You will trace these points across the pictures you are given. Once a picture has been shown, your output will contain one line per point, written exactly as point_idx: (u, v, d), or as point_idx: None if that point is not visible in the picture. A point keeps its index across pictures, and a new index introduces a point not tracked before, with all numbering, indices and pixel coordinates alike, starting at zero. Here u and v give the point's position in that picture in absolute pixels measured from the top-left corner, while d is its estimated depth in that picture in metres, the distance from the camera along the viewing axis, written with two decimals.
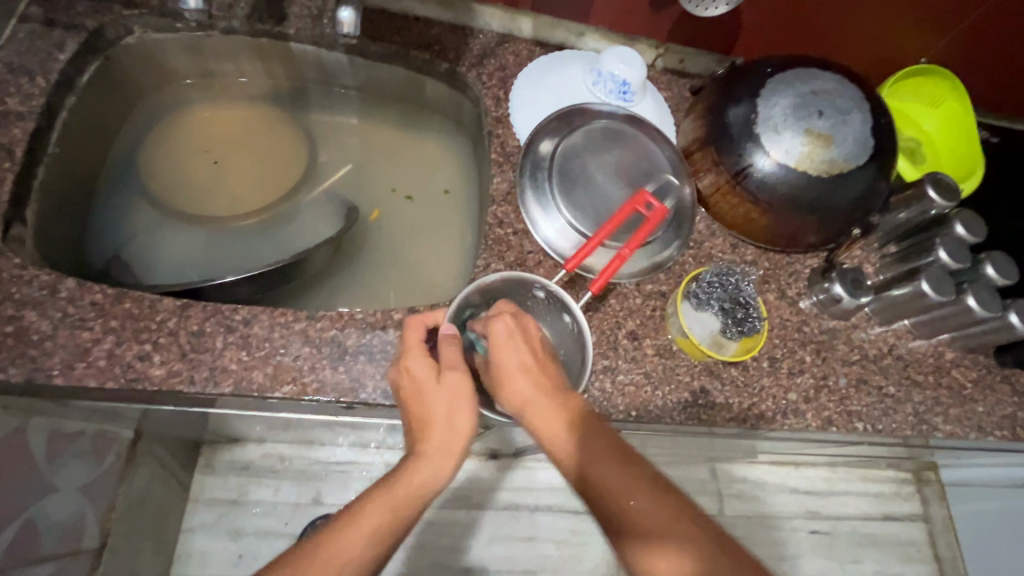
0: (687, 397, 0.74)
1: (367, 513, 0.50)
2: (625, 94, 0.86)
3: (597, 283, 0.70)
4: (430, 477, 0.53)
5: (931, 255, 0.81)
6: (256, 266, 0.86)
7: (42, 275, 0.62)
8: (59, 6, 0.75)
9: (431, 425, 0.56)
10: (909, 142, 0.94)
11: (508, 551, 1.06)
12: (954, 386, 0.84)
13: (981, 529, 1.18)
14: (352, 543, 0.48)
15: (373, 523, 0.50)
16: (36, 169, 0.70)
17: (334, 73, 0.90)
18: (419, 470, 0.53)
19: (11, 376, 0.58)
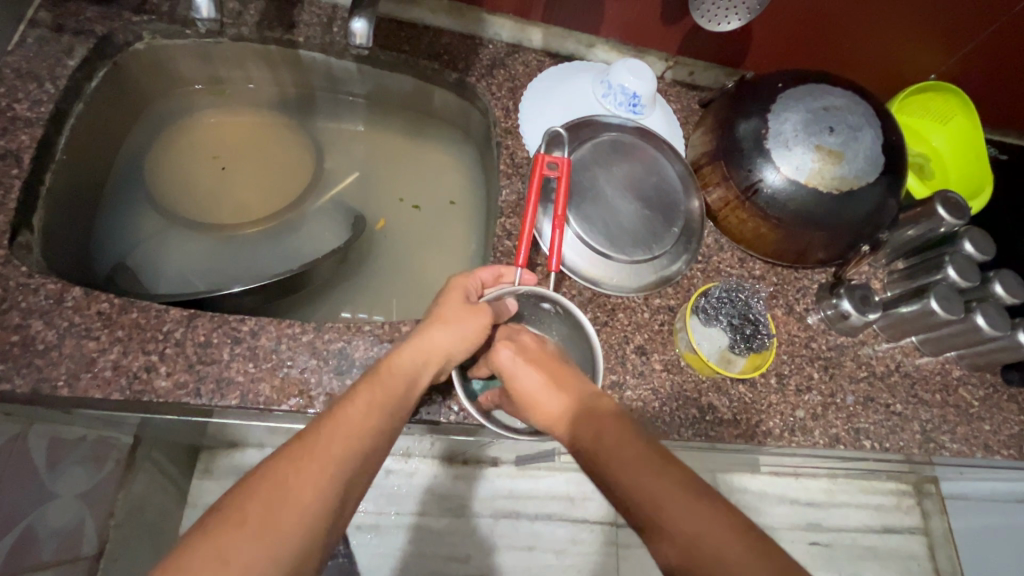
0: (694, 413, 0.74)
1: (360, 397, 0.52)
2: (635, 107, 0.86)
3: (556, 261, 0.72)
4: (411, 367, 0.58)
5: (941, 272, 0.81)
6: (262, 274, 0.86)
7: (48, 284, 0.62)
8: (69, 12, 0.74)
9: (439, 348, 0.60)
10: (917, 157, 0.94)
11: (508, 561, 1.05)
12: (961, 404, 0.84)
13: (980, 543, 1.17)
14: (351, 419, 0.49)
15: (367, 401, 0.52)
16: (44, 176, 0.70)
17: (343, 81, 0.90)
18: (400, 359, 0.58)
19: (15, 387, 0.58)
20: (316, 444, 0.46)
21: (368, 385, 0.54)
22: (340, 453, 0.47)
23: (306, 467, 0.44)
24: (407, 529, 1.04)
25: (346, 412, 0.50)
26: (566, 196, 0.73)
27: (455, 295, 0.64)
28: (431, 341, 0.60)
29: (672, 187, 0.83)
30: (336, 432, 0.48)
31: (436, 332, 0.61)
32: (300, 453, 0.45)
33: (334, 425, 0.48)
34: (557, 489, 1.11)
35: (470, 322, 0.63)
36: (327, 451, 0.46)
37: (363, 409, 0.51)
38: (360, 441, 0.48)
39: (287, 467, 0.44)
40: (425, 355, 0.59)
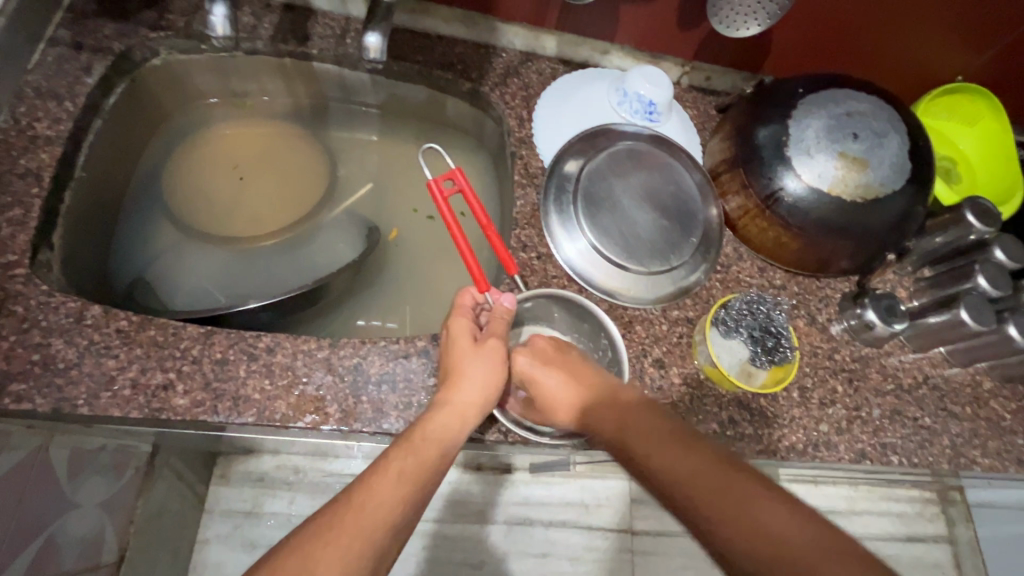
0: (715, 428, 0.73)
1: (392, 459, 0.54)
2: (651, 114, 0.84)
3: (508, 257, 0.73)
4: (442, 427, 0.58)
5: (971, 281, 0.79)
6: (278, 287, 0.85)
7: (68, 302, 0.62)
8: (87, 29, 0.75)
9: (470, 403, 0.61)
10: (943, 161, 0.93)
11: (523, 569, 1.05)
12: (992, 417, 0.81)
13: (1007, 553, 1.14)
14: (383, 491, 0.50)
15: (399, 465, 0.53)
16: (63, 194, 0.70)
17: (356, 92, 0.90)
18: (431, 420, 0.58)
19: (36, 406, 0.58)
20: (346, 519, 0.48)
21: (402, 451, 0.54)
22: (372, 526, 0.48)
23: (334, 539, 0.46)
24: (422, 535, 1.03)
25: (378, 481, 0.51)
26: (477, 202, 0.74)
27: (461, 333, 0.65)
28: (458, 397, 0.61)
29: (691, 197, 0.81)
30: (367, 501, 0.49)
31: (462, 383, 0.62)
32: (328, 525, 0.47)
33: (365, 497, 0.49)
34: (572, 496, 1.10)
35: (492, 369, 0.63)
36: (361, 523, 0.47)
37: (392, 479, 0.51)
38: (390, 511, 0.49)
39: (314, 539, 0.46)
40: (457, 415, 0.60)
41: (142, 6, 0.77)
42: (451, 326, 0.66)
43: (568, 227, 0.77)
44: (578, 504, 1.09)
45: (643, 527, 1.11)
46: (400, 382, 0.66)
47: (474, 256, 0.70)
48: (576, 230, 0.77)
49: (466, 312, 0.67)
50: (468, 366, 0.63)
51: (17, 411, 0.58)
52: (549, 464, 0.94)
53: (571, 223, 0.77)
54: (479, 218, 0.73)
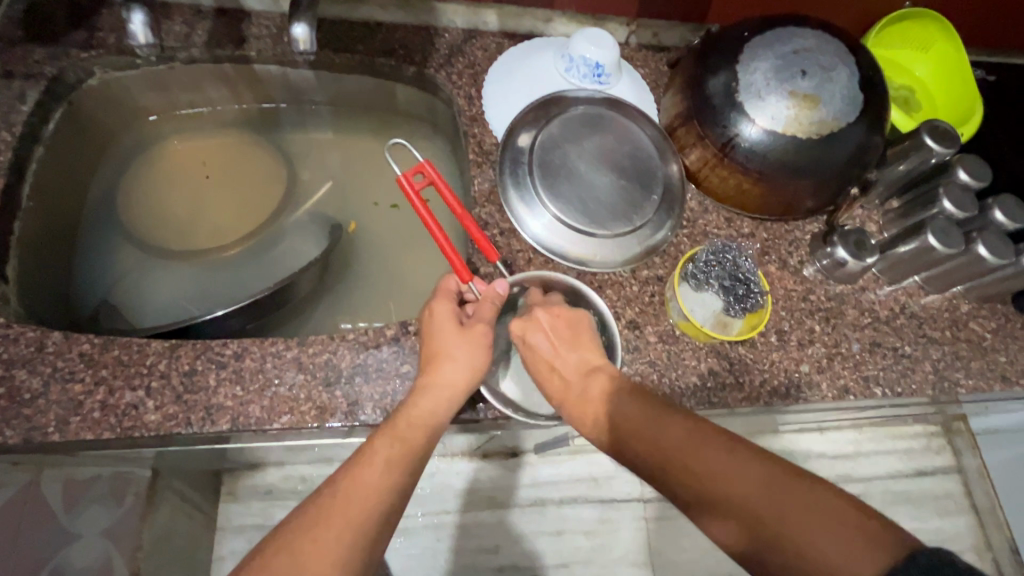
0: (696, 382, 0.73)
1: (379, 446, 0.54)
2: (600, 77, 0.83)
3: (488, 246, 0.70)
4: (427, 410, 0.58)
5: (937, 205, 0.78)
6: (245, 294, 0.84)
7: (27, 332, 0.61)
8: (15, 57, 0.74)
9: (453, 383, 0.60)
10: (900, 91, 0.90)
11: (537, 548, 1.05)
12: (972, 339, 0.81)
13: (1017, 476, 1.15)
14: (369, 479, 0.51)
15: (385, 454, 0.54)
16: (11, 225, 0.69)
17: (302, 89, 0.89)
18: (418, 405, 0.58)
19: (7, 439, 0.58)
20: (334, 508, 0.49)
21: (388, 439, 0.55)
22: (360, 514, 0.49)
23: (322, 533, 0.47)
24: (433, 528, 1.04)
25: (364, 471, 0.52)
26: (450, 192, 0.71)
27: (444, 314, 0.63)
28: (441, 378, 0.60)
29: (648, 154, 0.80)
30: (354, 493, 0.50)
31: (444, 363, 0.61)
32: (315, 517, 0.48)
33: (351, 487, 0.51)
34: (577, 472, 1.10)
35: (475, 351, 0.61)
36: (348, 515, 0.49)
37: (382, 465, 0.53)
38: (378, 501, 0.50)
39: (308, 529, 0.47)
40: (439, 396, 0.59)
41: (70, 26, 0.76)
42: (431, 311, 0.64)
43: (527, 201, 0.76)
44: (585, 478, 1.10)
45: (651, 494, 1.11)
46: (373, 372, 0.65)
47: (446, 238, 0.67)
48: (536, 202, 0.76)
49: (447, 297, 0.65)
50: (450, 346, 0.61)
51: None
52: (546, 440, 0.94)
53: (530, 197, 0.76)
54: (454, 207, 0.71)
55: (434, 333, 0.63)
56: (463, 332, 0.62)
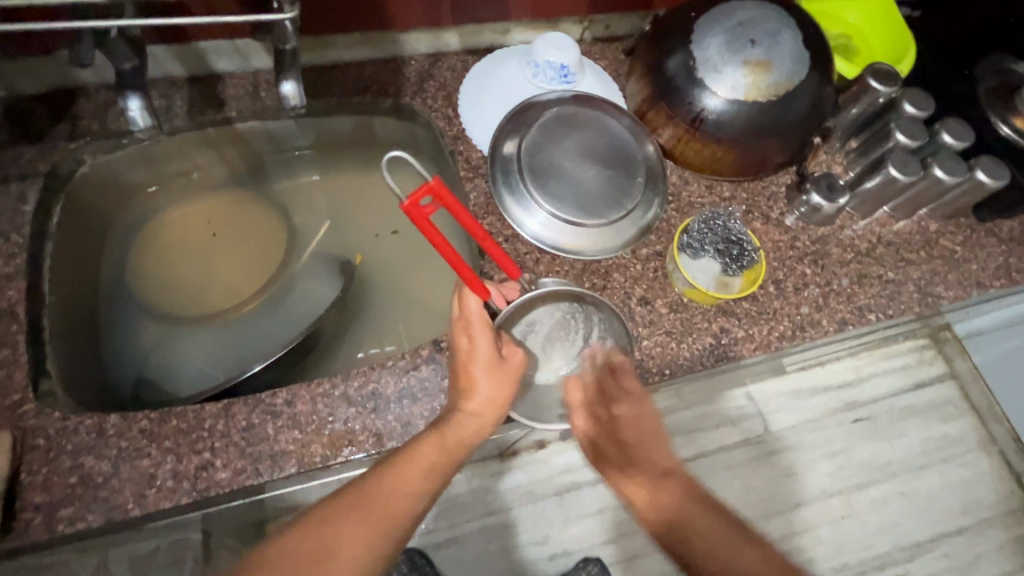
0: (710, 341, 0.79)
1: (423, 451, 0.59)
2: (566, 77, 0.88)
3: (509, 265, 0.74)
4: (471, 433, 0.62)
5: (891, 140, 0.85)
6: (273, 344, 0.87)
7: (84, 420, 0.64)
8: (7, 160, 0.75)
9: (490, 409, 0.64)
10: (838, 39, 0.97)
11: (584, 530, 1.09)
12: (945, 254, 0.89)
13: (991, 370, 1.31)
14: (410, 479, 0.57)
15: (427, 463, 0.58)
16: (42, 323, 0.71)
17: (285, 138, 0.92)
18: (463, 425, 0.62)
19: (91, 523, 0.60)
20: (375, 499, 0.54)
21: (432, 449, 0.59)
22: (396, 513, 0.54)
23: (360, 516, 0.53)
24: (483, 532, 1.06)
25: (406, 470, 0.57)
26: (469, 218, 0.71)
27: (485, 342, 0.64)
28: (479, 403, 0.63)
29: (626, 142, 0.85)
30: (394, 488, 0.56)
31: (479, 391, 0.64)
32: (357, 502, 0.54)
33: (391, 483, 0.56)
34: None
35: (513, 382, 0.65)
36: (384, 509, 0.54)
37: (421, 473, 0.57)
38: (412, 503, 0.55)
39: (350, 516, 0.53)
40: (479, 419, 0.63)
41: (54, 120, 0.78)
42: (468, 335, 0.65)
43: (524, 204, 0.81)
44: None
45: (680, 456, 1.17)
46: (418, 392, 0.69)
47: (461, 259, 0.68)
48: (532, 204, 0.80)
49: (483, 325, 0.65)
50: (489, 376, 0.64)
51: (75, 534, 0.61)
52: None
53: (525, 200, 0.81)
54: (474, 232, 0.72)
55: (472, 358, 0.65)
56: (500, 365, 0.65)
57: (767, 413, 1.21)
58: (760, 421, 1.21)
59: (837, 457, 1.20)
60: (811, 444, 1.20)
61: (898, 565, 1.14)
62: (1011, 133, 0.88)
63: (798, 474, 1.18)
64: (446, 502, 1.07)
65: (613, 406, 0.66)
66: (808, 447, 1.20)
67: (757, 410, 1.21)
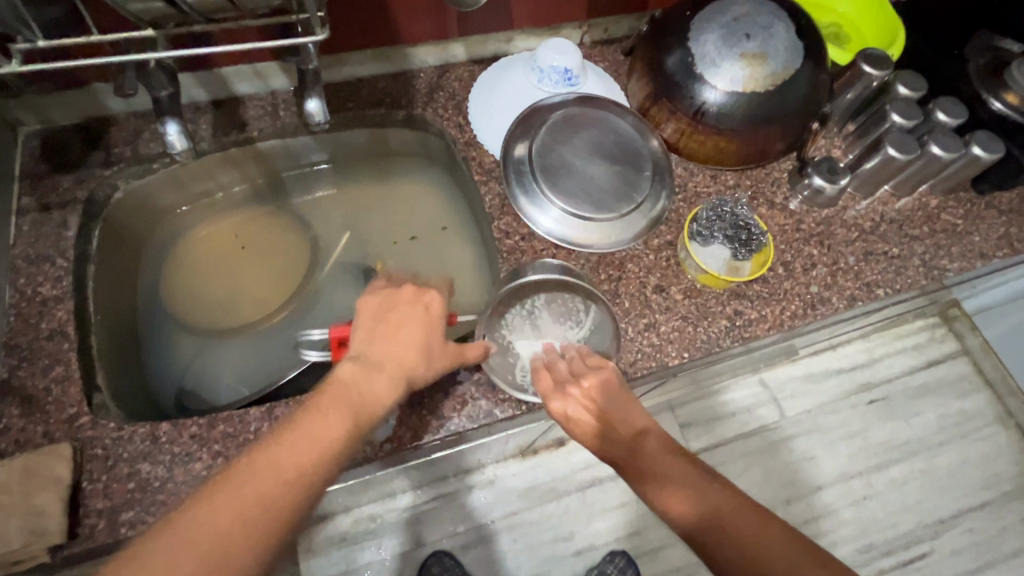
0: (726, 324, 0.82)
1: (313, 427, 0.55)
2: (570, 80, 0.92)
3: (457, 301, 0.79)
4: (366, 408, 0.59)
5: (887, 121, 0.88)
6: (304, 351, 0.91)
7: (138, 429, 0.67)
8: (47, 189, 0.80)
9: (389, 392, 0.61)
10: (829, 28, 1.01)
11: (607, 522, 1.11)
12: (948, 228, 0.92)
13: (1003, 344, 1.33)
14: (287, 456, 0.52)
15: (314, 439, 0.54)
16: (90, 340, 0.75)
17: (303, 153, 0.96)
18: (361, 398, 0.59)
19: (151, 525, 0.64)
20: (243, 480, 0.49)
21: (321, 421, 0.55)
22: (264, 495, 0.49)
23: (222, 503, 0.47)
24: (510, 528, 1.09)
25: (288, 446, 0.52)
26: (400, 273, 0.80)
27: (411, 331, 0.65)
28: (384, 383, 0.61)
29: (631, 137, 0.89)
30: (267, 466, 0.50)
31: (377, 387, 0.61)
32: (222, 486, 0.48)
33: (266, 458, 0.51)
34: None
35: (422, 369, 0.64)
36: (252, 492, 0.48)
37: (304, 451, 0.52)
38: (286, 484, 0.50)
39: (217, 501, 0.48)
40: (377, 399, 0.60)
41: (88, 149, 0.82)
42: (401, 327, 0.66)
43: (537, 203, 0.84)
44: None
45: (698, 444, 1.19)
46: None
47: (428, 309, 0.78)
48: (545, 202, 0.84)
49: (421, 320, 0.67)
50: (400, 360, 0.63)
51: (136, 536, 0.64)
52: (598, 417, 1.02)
53: (539, 198, 0.84)
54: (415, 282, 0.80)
55: (397, 338, 0.65)
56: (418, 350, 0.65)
57: (780, 398, 1.24)
58: (773, 407, 1.23)
59: (852, 437, 1.22)
60: (826, 425, 1.22)
61: (922, 542, 1.16)
62: (1003, 108, 0.89)
63: (815, 456, 1.20)
64: (472, 500, 1.10)
65: (581, 384, 0.68)
66: (824, 428, 1.22)
67: (770, 395, 1.24)
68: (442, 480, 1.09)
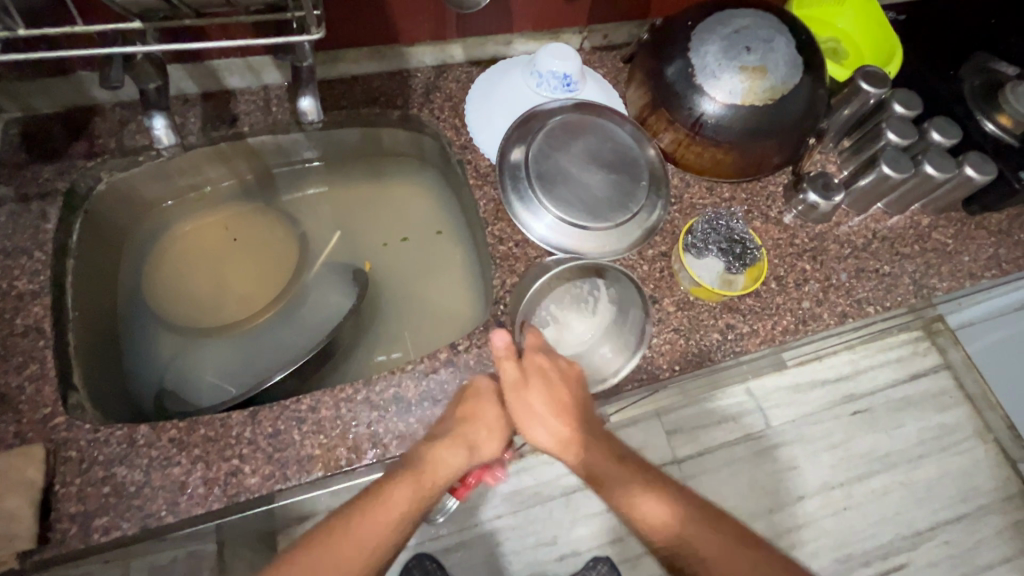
0: (717, 337, 0.82)
1: (393, 497, 0.60)
2: (569, 86, 0.91)
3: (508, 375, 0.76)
4: (446, 472, 0.63)
5: (882, 139, 0.88)
6: (290, 353, 0.89)
7: (115, 431, 0.65)
8: (26, 179, 0.77)
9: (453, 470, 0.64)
10: (828, 44, 1.00)
11: (592, 527, 1.10)
12: (938, 247, 0.92)
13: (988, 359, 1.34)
14: (374, 532, 0.57)
15: (397, 512, 0.59)
16: (66, 337, 0.73)
17: (294, 150, 0.94)
18: (442, 466, 0.64)
19: (126, 531, 0.62)
20: (336, 545, 0.56)
21: (406, 488, 0.61)
22: (361, 562, 0.55)
23: (314, 566, 0.54)
24: (493, 533, 1.08)
25: (376, 513, 0.58)
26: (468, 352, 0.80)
27: (493, 412, 0.68)
28: (456, 461, 0.64)
29: (628, 147, 0.88)
30: (352, 534, 0.56)
31: (451, 466, 0.64)
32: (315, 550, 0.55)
33: (360, 531, 0.57)
34: None
35: (493, 449, 0.68)
36: (352, 562, 0.55)
37: (389, 518, 0.58)
38: (373, 555, 0.56)
39: (306, 568, 0.54)
40: (452, 469, 0.64)
41: (71, 139, 0.80)
42: (476, 408, 0.68)
43: (531, 209, 0.83)
44: None
45: (684, 452, 1.19)
46: (438, 394, 0.72)
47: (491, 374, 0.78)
48: (540, 209, 0.83)
49: (495, 398, 0.69)
50: (480, 439, 0.67)
51: (109, 542, 0.62)
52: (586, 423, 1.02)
53: (532, 204, 0.83)
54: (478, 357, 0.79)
55: (479, 417, 0.68)
56: (496, 432, 0.68)
57: (767, 407, 1.24)
58: (760, 416, 1.23)
59: (836, 447, 1.23)
60: (811, 436, 1.23)
61: (901, 554, 1.17)
62: (995, 130, 0.92)
63: (800, 466, 1.21)
64: (456, 503, 1.08)
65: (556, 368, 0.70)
66: (809, 438, 1.23)
67: (756, 405, 1.24)
68: None
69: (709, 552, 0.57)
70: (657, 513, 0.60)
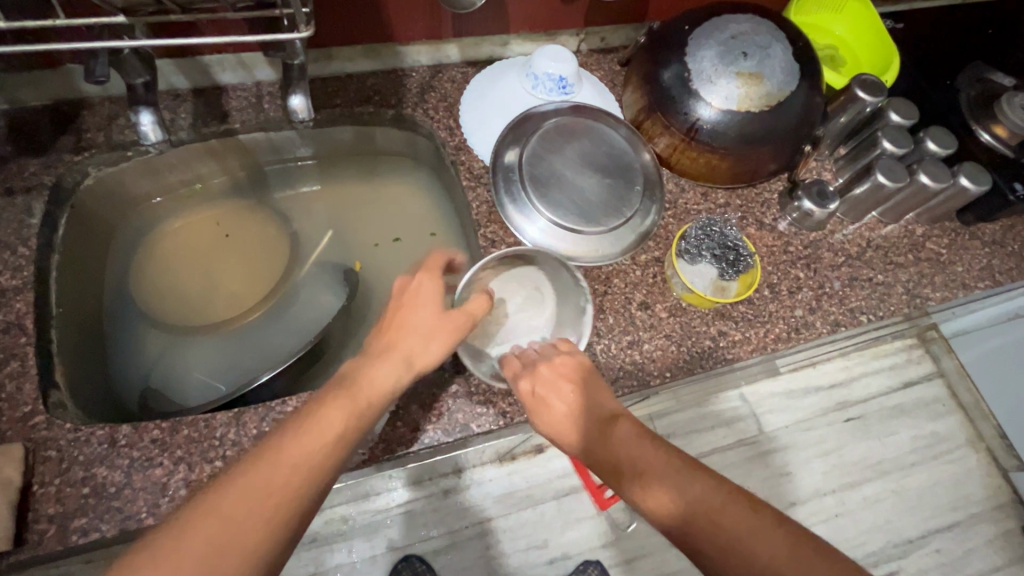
0: (709, 344, 0.81)
1: (321, 421, 0.51)
2: (564, 89, 0.90)
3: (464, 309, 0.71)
4: (377, 385, 0.57)
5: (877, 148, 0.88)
6: (279, 353, 0.89)
7: (96, 431, 0.64)
8: (11, 173, 0.76)
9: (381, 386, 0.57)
10: (826, 50, 1.00)
11: (582, 532, 1.10)
12: (932, 257, 0.92)
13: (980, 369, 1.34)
14: (295, 459, 0.48)
15: (318, 440, 0.50)
16: (49, 334, 0.72)
17: (286, 148, 0.93)
18: (371, 378, 0.57)
19: (104, 532, 0.61)
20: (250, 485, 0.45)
21: (336, 410, 0.53)
22: (278, 500, 0.46)
23: (216, 516, 0.43)
24: (483, 536, 1.07)
25: (297, 444, 0.49)
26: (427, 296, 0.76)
27: (425, 315, 0.63)
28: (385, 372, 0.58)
29: (623, 151, 0.88)
30: (270, 469, 0.47)
31: (382, 378, 0.58)
32: (208, 509, 0.44)
33: (273, 462, 0.47)
34: None
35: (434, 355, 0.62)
36: (253, 513, 0.44)
37: (319, 445, 0.49)
38: (295, 488, 0.47)
39: (198, 531, 0.43)
40: (383, 382, 0.58)
41: (58, 133, 0.79)
42: (405, 313, 0.63)
43: (525, 211, 0.82)
44: None
45: None
46: None
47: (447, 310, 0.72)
48: (533, 211, 0.82)
49: (432, 301, 0.64)
50: (412, 344, 0.61)
51: (88, 544, 0.61)
52: None
53: (526, 206, 0.82)
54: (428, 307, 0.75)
55: (411, 323, 0.62)
56: (431, 335, 0.62)
57: (760, 413, 1.23)
58: (753, 422, 1.23)
59: (828, 455, 1.22)
60: (803, 442, 1.23)
61: (890, 562, 1.17)
62: (990, 141, 0.91)
63: (792, 472, 1.21)
64: (446, 506, 1.07)
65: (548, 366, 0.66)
66: (801, 445, 1.23)
67: (750, 411, 1.23)
68: (415, 484, 1.07)
69: (756, 541, 0.47)
70: (659, 498, 0.52)
